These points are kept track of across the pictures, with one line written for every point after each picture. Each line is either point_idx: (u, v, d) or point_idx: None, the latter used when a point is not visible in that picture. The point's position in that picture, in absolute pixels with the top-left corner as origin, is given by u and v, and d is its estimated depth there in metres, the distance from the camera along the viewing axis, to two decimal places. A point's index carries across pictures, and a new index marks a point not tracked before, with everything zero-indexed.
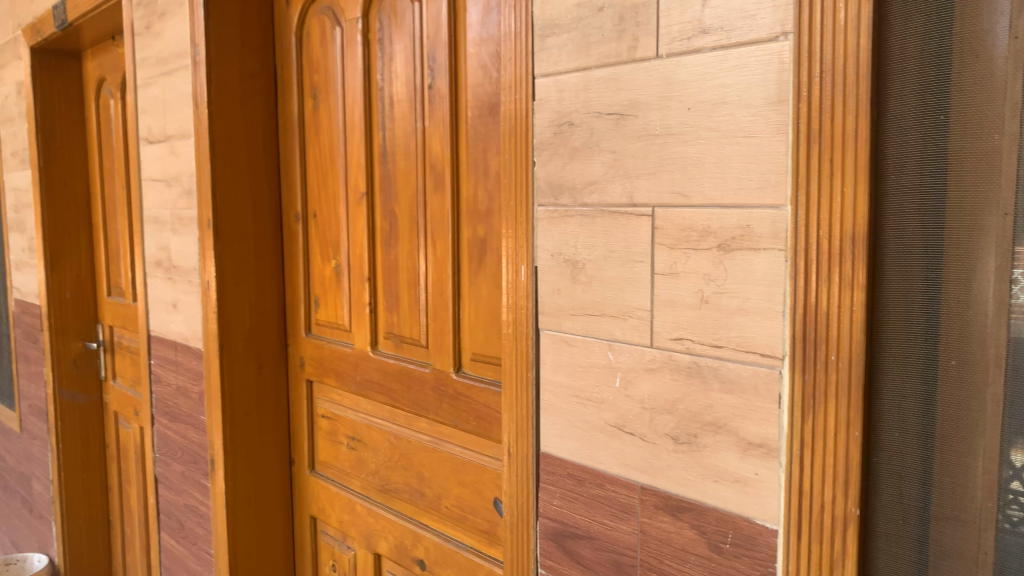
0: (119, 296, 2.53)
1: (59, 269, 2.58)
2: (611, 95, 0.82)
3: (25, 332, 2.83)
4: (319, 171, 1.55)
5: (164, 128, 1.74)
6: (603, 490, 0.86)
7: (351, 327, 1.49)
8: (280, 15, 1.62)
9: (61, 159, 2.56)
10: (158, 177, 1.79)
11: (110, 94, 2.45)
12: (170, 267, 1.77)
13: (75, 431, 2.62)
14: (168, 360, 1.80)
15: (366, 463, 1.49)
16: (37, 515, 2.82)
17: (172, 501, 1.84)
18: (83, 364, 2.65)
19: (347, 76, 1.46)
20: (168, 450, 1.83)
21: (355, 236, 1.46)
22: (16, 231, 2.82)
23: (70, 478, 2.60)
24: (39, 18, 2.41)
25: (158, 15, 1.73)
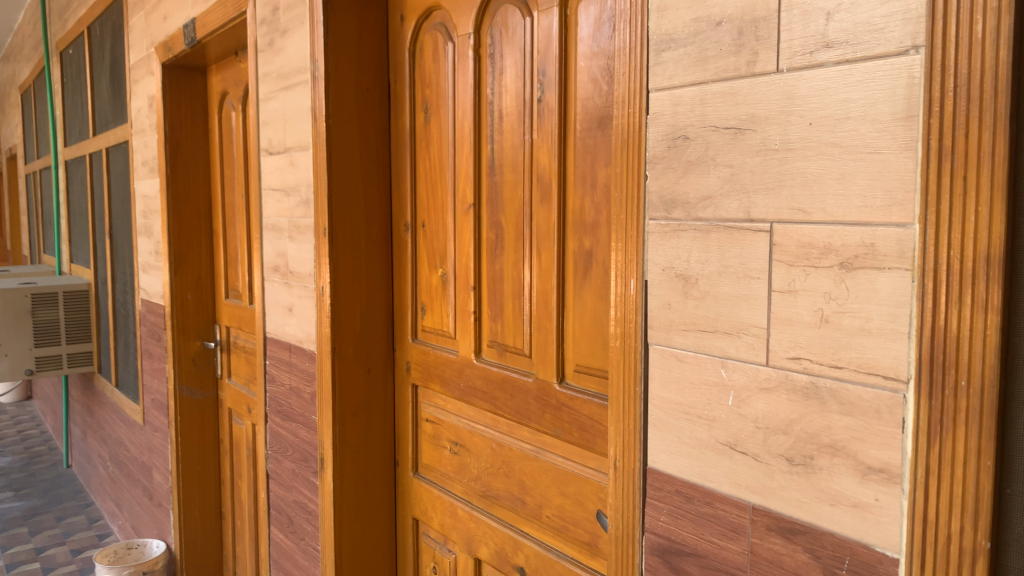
0: (236, 298, 2.66)
1: (182, 272, 2.73)
2: (728, 109, 0.81)
3: (150, 330, 3.01)
4: (428, 182, 1.60)
5: (284, 140, 1.83)
6: (713, 508, 0.85)
7: (456, 334, 1.53)
8: (395, 32, 1.68)
9: (186, 167, 2.71)
10: (276, 186, 1.88)
11: (232, 106, 2.58)
12: (286, 272, 1.85)
13: (193, 426, 2.77)
14: (282, 360, 1.89)
15: (468, 468, 1.51)
16: (157, 503, 2.99)
17: (282, 497, 1.92)
18: (202, 362, 2.79)
19: (458, 89, 1.49)
20: (280, 447, 1.91)
21: (462, 247, 1.49)
22: (144, 235, 3.01)
23: (188, 470, 2.75)
24: (170, 35, 2.57)
25: (280, 32, 1.82)
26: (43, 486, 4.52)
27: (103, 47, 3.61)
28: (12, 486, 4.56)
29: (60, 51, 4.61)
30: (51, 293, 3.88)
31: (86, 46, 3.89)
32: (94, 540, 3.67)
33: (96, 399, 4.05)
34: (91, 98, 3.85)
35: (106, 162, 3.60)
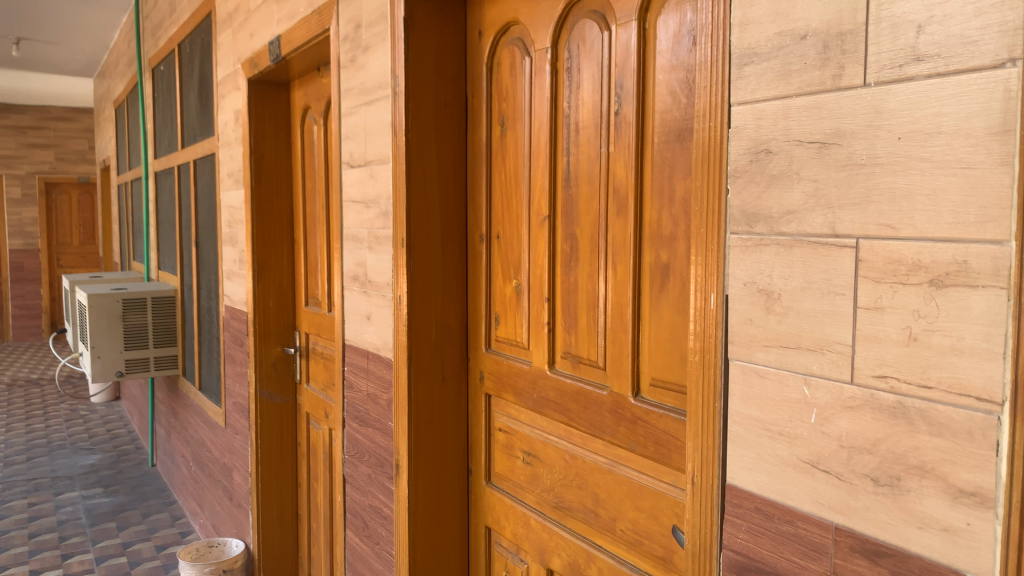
0: (315, 306, 2.73)
1: (264, 280, 2.83)
2: (813, 123, 0.80)
3: (233, 335, 3.12)
4: (504, 194, 1.62)
5: (365, 153, 1.88)
6: (793, 527, 0.84)
7: (529, 344, 1.54)
8: (473, 47, 1.71)
9: (269, 179, 2.81)
10: (357, 198, 1.93)
11: (314, 120, 2.66)
12: (366, 281, 1.90)
13: (272, 429, 2.85)
14: (361, 367, 1.93)
15: (541, 479, 1.52)
16: (236, 503, 3.09)
17: (357, 501, 1.97)
18: (281, 367, 2.88)
19: (534, 103, 1.51)
20: (357, 452, 1.96)
21: (537, 258, 1.50)
22: (229, 244, 3.13)
23: (267, 472, 2.84)
24: (256, 52, 2.68)
25: (362, 48, 1.88)
26: (130, 483, 4.73)
27: (192, 64, 3.77)
28: (101, 482, 4.78)
29: (152, 67, 4.84)
30: (140, 298, 4.06)
31: (177, 63, 4.08)
32: (177, 537, 3.82)
33: (181, 401, 4.21)
34: (181, 112, 4.02)
35: (194, 174, 3.75)
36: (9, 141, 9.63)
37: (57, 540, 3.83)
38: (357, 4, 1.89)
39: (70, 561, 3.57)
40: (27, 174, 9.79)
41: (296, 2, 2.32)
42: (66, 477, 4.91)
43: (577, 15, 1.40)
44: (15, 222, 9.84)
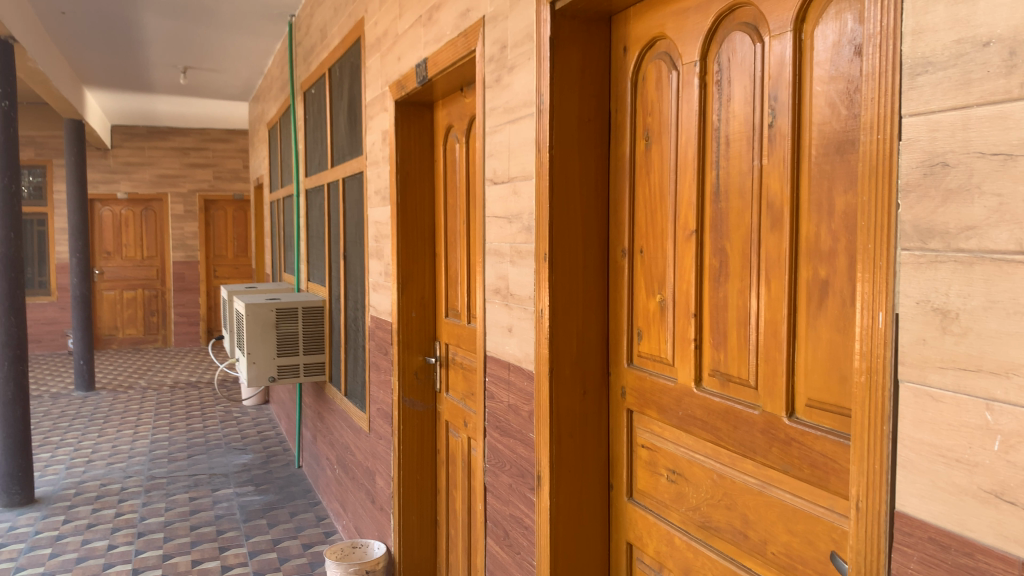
0: (455, 317, 2.81)
1: (408, 292, 2.94)
2: (997, 135, 0.76)
3: (378, 344, 3.25)
4: (648, 209, 1.61)
5: (509, 170, 1.92)
6: (973, 560, 0.80)
7: (675, 361, 1.52)
8: (618, 63, 1.72)
9: (414, 195, 2.93)
10: (500, 214, 1.98)
11: (457, 138, 2.75)
12: (507, 295, 1.94)
13: (413, 436, 2.95)
14: (502, 378, 1.97)
15: (687, 497, 1.50)
16: (379, 507, 3.21)
17: (499, 510, 2.01)
18: (423, 376, 2.98)
19: (682, 116, 1.50)
20: (499, 461, 2.00)
21: (683, 273, 1.49)
22: (376, 257, 3.27)
23: (408, 478, 2.94)
24: (403, 75, 2.81)
25: (507, 68, 1.92)
26: (279, 483, 5.01)
27: (342, 87, 3.99)
28: (253, 480, 5.09)
29: (304, 90, 5.14)
30: (292, 307, 4.32)
31: (327, 87, 4.33)
32: (321, 536, 4.01)
33: (327, 406, 4.44)
34: (331, 133, 4.25)
35: (343, 192, 3.96)
36: (174, 162, 10.53)
37: (215, 533, 4.11)
38: (504, 25, 1.95)
39: (227, 553, 3.82)
40: (189, 192, 10.63)
41: (443, 26, 2.41)
42: (222, 474, 5.26)
43: (727, 28, 1.39)
44: (178, 235, 10.69)
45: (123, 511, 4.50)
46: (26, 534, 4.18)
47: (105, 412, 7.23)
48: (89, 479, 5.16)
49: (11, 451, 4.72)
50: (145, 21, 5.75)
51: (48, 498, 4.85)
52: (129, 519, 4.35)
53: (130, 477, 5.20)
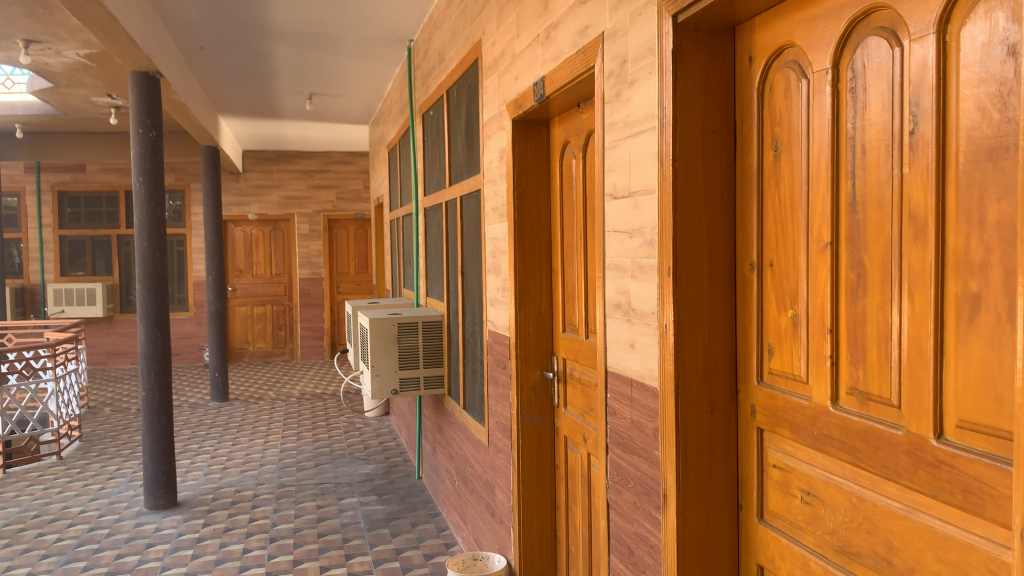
0: (573, 332, 2.80)
1: (525, 307, 2.97)
2: None
3: (497, 358, 3.30)
4: (778, 222, 1.57)
5: (630, 184, 1.91)
6: None
7: (809, 378, 1.47)
8: (743, 73, 1.69)
9: (530, 211, 2.96)
10: (621, 229, 1.96)
11: (574, 154, 2.75)
12: (629, 309, 1.93)
13: (532, 451, 2.97)
14: (624, 395, 1.96)
15: (823, 521, 1.44)
16: (499, 520, 3.24)
17: (623, 528, 1.99)
18: (541, 391, 2.99)
19: (813, 124, 1.45)
20: (622, 478, 1.98)
21: (817, 287, 1.44)
22: (493, 272, 3.32)
23: (528, 492, 2.95)
24: (521, 94, 2.86)
25: (628, 83, 1.92)
26: (400, 493, 5.14)
27: (460, 108, 4.10)
28: (376, 490, 5.24)
29: (423, 112, 5.30)
30: (413, 322, 4.45)
31: (445, 107, 4.45)
32: (442, 547, 4.08)
33: (447, 419, 4.53)
34: (449, 152, 4.37)
35: (461, 210, 4.06)
36: (299, 184, 11.08)
37: (341, 540, 4.26)
38: (624, 40, 1.95)
39: (352, 561, 3.95)
40: (314, 213, 11.16)
41: (561, 44, 2.43)
42: (347, 484, 5.45)
43: (862, 33, 1.34)
44: (303, 253, 11.20)
45: (256, 517, 4.73)
46: (171, 535, 4.47)
47: (239, 421, 7.64)
48: (225, 485, 5.47)
49: (157, 457, 5.06)
50: (274, 51, 6.08)
51: (189, 501, 5.16)
52: (262, 525, 4.57)
53: (262, 484, 5.46)
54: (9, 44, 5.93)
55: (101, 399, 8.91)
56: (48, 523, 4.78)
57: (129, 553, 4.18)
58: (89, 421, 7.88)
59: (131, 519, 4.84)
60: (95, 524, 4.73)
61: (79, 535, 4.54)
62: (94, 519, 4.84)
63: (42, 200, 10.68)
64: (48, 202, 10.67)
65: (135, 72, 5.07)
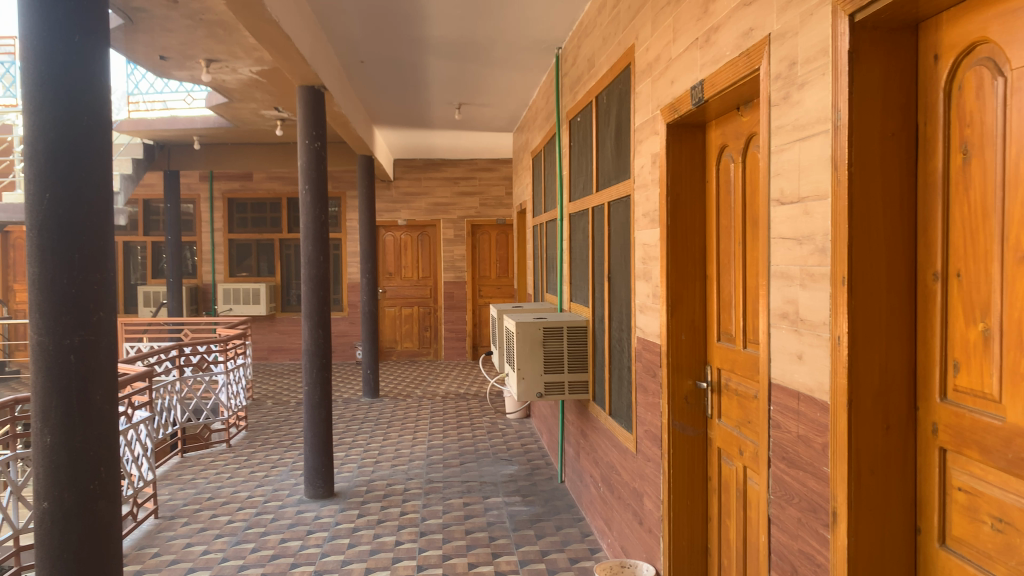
0: (729, 341, 2.73)
1: (677, 315, 2.94)
2: None
3: (646, 366, 3.27)
4: (967, 228, 1.47)
5: (799, 190, 1.85)
6: None
7: (1002, 397, 1.37)
8: (928, 72, 1.59)
9: (684, 216, 2.93)
10: (789, 235, 1.90)
11: (732, 159, 2.69)
12: (797, 319, 1.87)
13: (683, 461, 2.93)
14: (790, 408, 1.90)
15: (1018, 551, 1.34)
16: (647, 528, 3.21)
17: (786, 545, 1.92)
18: (693, 401, 2.95)
19: (1010, 123, 1.36)
20: (785, 494, 1.92)
21: (1013, 299, 1.34)
22: (644, 279, 3.30)
23: (678, 503, 2.91)
24: (676, 99, 2.83)
25: (797, 85, 1.86)
26: (544, 495, 5.20)
27: (609, 114, 4.10)
28: (520, 491, 5.33)
29: (571, 119, 5.34)
30: (558, 326, 4.51)
31: (595, 114, 4.48)
32: (587, 552, 4.08)
33: (591, 425, 4.53)
34: (597, 157, 4.37)
35: (609, 215, 4.06)
36: (445, 191, 11.45)
37: (488, 539, 4.35)
38: (793, 42, 1.89)
39: (499, 560, 4.02)
40: (458, 218, 11.50)
41: (722, 47, 2.39)
42: (491, 483, 5.56)
43: None
44: (448, 257, 11.55)
45: (407, 511, 4.92)
46: (329, 523, 4.72)
47: (389, 417, 7.98)
48: (377, 479, 5.72)
49: (317, 448, 5.35)
50: (428, 64, 6.32)
51: (345, 492, 5.44)
52: (413, 518, 4.75)
53: (411, 480, 5.67)
54: (193, 63, 6.50)
55: (264, 391, 9.56)
56: (221, 505, 5.18)
57: (292, 538, 4.46)
58: (254, 412, 8.48)
59: (293, 506, 5.15)
60: (262, 509, 5.07)
61: (247, 518, 4.88)
62: (261, 504, 5.20)
63: (214, 206, 11.60)
64: (220, 208, 11.58)
65: (302, 87, 5.42)
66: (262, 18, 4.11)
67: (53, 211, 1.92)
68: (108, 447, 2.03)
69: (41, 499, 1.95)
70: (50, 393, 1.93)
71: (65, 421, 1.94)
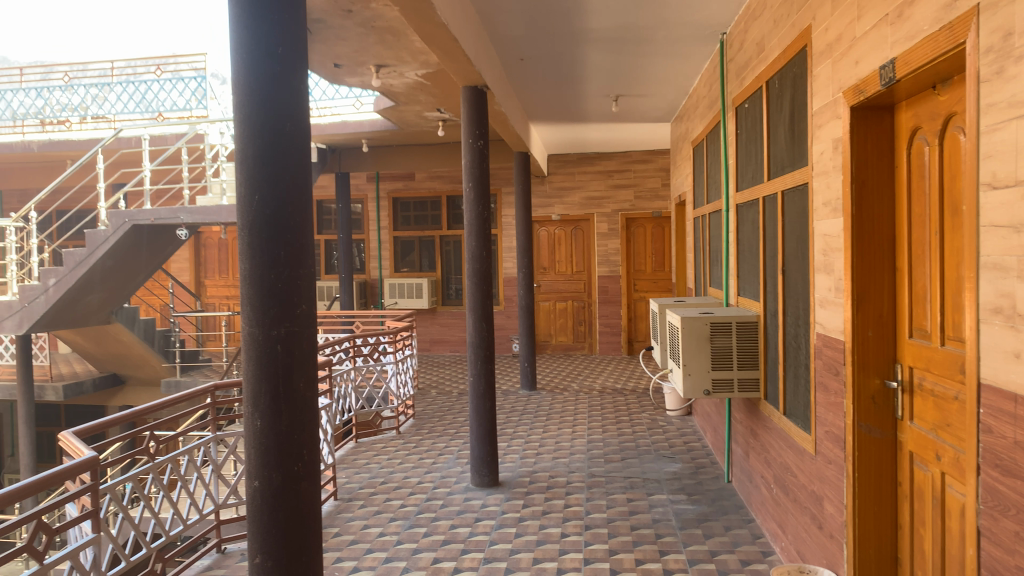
0: (923, 339, 2.54)
1: (863, 310, 2.77)
2: None
3: (827, 364, 3.12)
4: None
5: (1016, 173, 1.69)
6: None
7: None
8: None
9: (871, 204, 2.76)
10: (1003, 223, 1.75)
11: (927, 142, 2.50)
12: (1012, 315, 1.71)
13: (870, 464, 2.76)
14: (1005, 413, 1.74)
15: None
16: (828, 535, 3.06)
17: (1000, 560, 1.77)
18: (881, 402, 2.77)
19: None
20: (999, 505, 1.77)
21: None
22: (824, 272, 3.14)
23: (864, 508, 2.75)
24: (862, 79, 2.67)
25: (1014, 59, 1.69)
26: (710, 495, 5.08)
27: (782, 99, 3.93)
28: (685, 489, 5.23)
29: (737, 105, 5.16)
30: (726, 322, 4.39)
31: (764, 99, 4.30)
32: (759, 555, 3.95)
33: (762, 424, 4.37)
34: (768, 145, 4.20)
35: (782, 204, 3.89)
36: (600, 184, 11.41)
37: (654, 536, 4.30)
38: (1009, 11, 1.72)
39: (667, 558, 3.97)
40: (613, 212, 11.42)
41: (918, 21, 2.22)
42: (655, 480, 5.49)
43: None
44: (603, 251, 11.49)
45: (571, 503, 4.96)
46: (496, 512, 4.83)
47: (548, 410, 8.07)
48: (540, 470, 5.80)
49: (482, 439, 5.49)
50: (588, 57, 6.31)
51: (510, 482, 5.55)
52: (577, 511, 4.78)
53: (574, 472, 5.71)
54: (365, 69, 6.82)
55: (428, 381, 9.94)
56: (393, 490, 5.43)
57: (461, 524, 4.61)
58: (421, 401, 8.83)
59: (461, 493, 5.32)
60: (431, 495, 5.27)
61: (418, 503, 5.10)
62: (431, 490, 5.41)
63: (380, 206, 12.17)
64: (385, 207, 12.14)
65: (466, 87, 5.57)
66: (432, 22, 4.26)
67: (261, 212, 2.08)
68: (311, 432, 2.18)
69: (253, 478, 2.12)
70: (260, 379, 2.10)
71: (273, 406, 2.10)
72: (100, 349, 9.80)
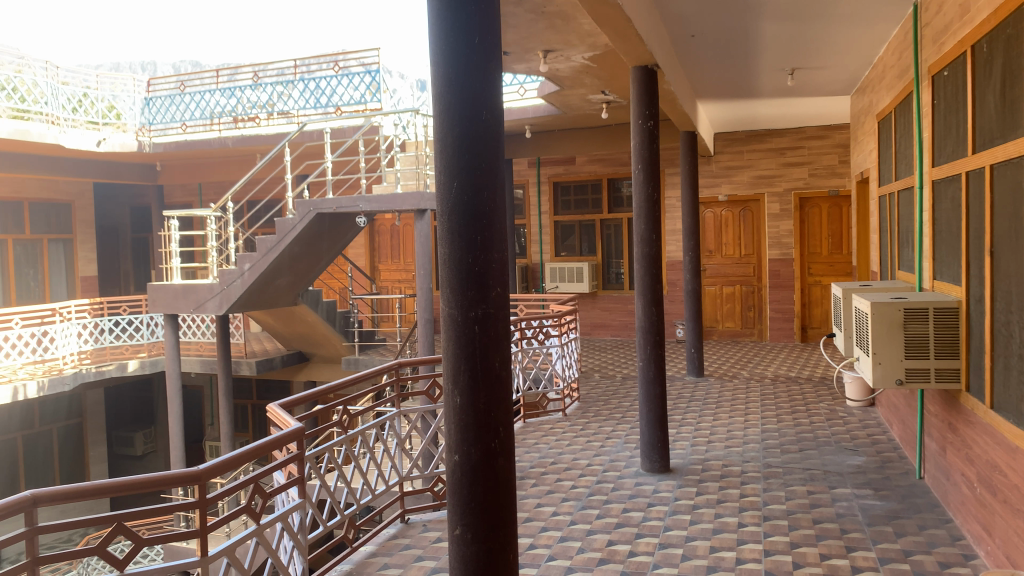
0: None
1: None
2: None
3: None
4: None
5: None
6: None
7: None
8: None
9: None
10: None
11: None
12: None
13: None
14: None
15: None
16: None
17: None
18: None
19: None
20: None
21: None
22: None
23: None
24: None
25: None
26: (900, 491, 4.77)
27: (991, 64, 3.59)
28: (871, 484, 4.94)
29: (934, 73, 4.77)
30: (922, 307, 4.09)
31: (969, 65, 3.94)
32: (960, 558, 3.67)
33: (963, 418, 4.05)
34: (973, 115, 3.85)
35: (991, 179, 3.57)
36: (771, 163, 10.93)
37: (839, 531, 4.10)
38: None
39: (855, 554, 3.77)
40: (785, 191, 10.91)
41: None
42: (837, 473, 5.22)
43: None
44: (774, 233, 11.00)
45: (747, 493, 4.82)
46: (668, 498, 4.78)
47: (717, 397, 7.87)
48: (712, 459, 5.67)
49: (651, 423, 5.45)
50: (763, 29, 6.04)
51: (681, 469, 5.47)
52: (754, 502, 4.64)
53: (748, 462, 5.54)
54: (533, 56, 6.89)
55: (592, 365, 10.00)
56: (564, 471, 5.51)
57: (634, 508, 4.60)
58: (585, 385, 8.88)
59: (632, 477, 5.31)
60: (602, 478, 5.30)
61: (589, 485, 5.13)
62: (601, 473, 5.44)
63: (543, 191, 12.30)
64: (548, 192, 12.25)
65: (635, 68, 5.49)
66: (605, 4, 4.24)
67: (459, 198, 2.16)
68: (507, 410, 2.25)
69: (453, 452, 2.23)
70: (459, 358, 2.20)
71: (471, 383, 2.19)
72: (287, 329, 10.57)
